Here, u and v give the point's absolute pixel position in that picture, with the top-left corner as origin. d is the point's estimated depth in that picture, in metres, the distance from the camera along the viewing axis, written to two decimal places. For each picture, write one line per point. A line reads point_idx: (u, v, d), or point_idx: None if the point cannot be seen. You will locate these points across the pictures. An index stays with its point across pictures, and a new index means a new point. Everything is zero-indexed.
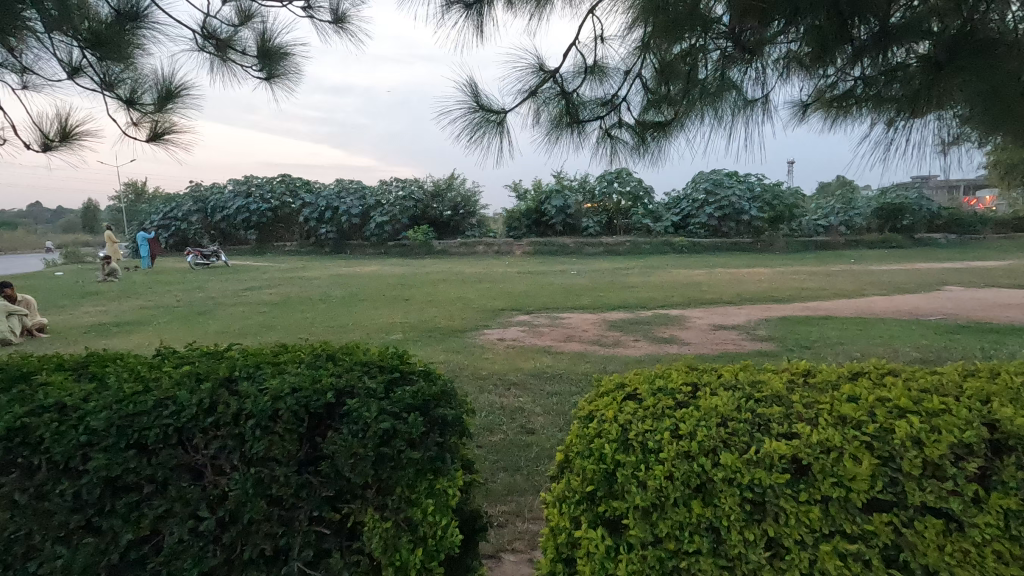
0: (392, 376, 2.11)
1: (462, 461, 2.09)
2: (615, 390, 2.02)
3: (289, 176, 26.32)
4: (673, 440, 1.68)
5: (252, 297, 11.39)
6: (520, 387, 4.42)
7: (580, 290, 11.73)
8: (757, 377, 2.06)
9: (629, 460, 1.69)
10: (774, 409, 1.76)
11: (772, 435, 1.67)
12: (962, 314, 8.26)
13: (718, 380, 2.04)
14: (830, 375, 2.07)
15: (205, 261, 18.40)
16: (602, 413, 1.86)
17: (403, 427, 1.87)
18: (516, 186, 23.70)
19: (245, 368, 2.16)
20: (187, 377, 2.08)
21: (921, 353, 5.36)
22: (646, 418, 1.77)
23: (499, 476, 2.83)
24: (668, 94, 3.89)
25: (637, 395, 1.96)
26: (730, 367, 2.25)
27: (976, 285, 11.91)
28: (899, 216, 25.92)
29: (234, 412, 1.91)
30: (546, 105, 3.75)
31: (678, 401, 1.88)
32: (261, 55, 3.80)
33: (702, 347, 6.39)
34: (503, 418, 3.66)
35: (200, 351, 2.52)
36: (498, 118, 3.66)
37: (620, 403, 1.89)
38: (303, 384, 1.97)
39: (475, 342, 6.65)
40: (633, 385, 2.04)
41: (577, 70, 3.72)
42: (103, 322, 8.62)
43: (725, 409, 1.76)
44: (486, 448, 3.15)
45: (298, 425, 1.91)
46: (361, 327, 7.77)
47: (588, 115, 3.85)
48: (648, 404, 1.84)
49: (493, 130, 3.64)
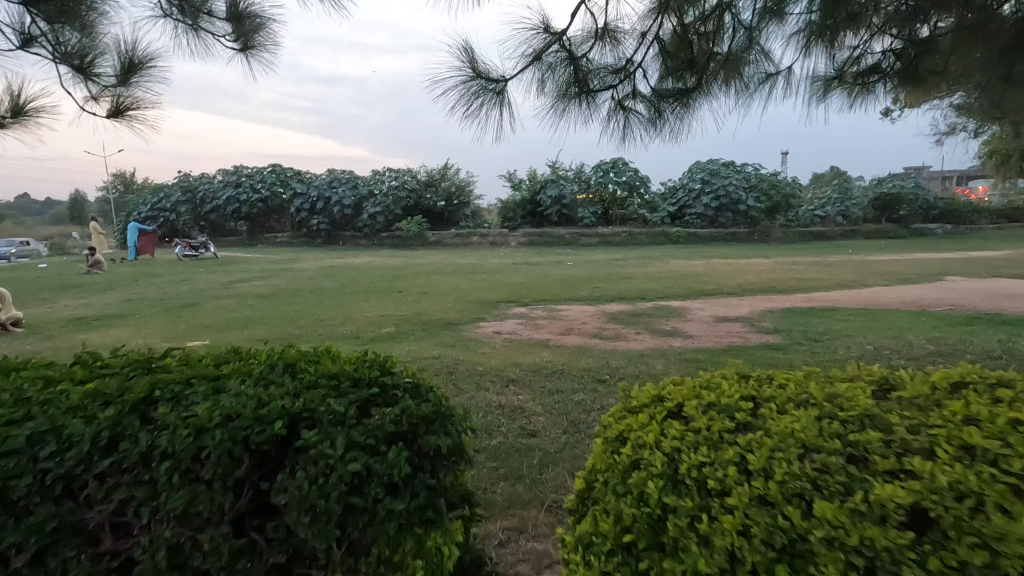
0: (371, 393, 1.82)
1: (461, 496, 1.87)
2: (658, 408, 1.81)
3: (279, 165, 25.84)
4: (740, 477, 1.41)
5: (241, 289, 11.07)
6: (520, 384, 4.16)
7: (578, 281, 11.47)
8: (833, 392, 1.77)
9: (684, 506, 1.42)
10: (870, 435, 1.46)
11: (875, 473, 1.34)
12: (969, 305, 8.06)
13: (785, 395, 1.78)
14: (925, 391, 1.77)
15: (194, 252, 18.00)
16: (640, 440, 1.66)
17: (378, 468, 1.59)
18: (511, 175, 23.37)
19: (170, 385, 1.87)
20: (90, 400, 1.78)
21: (937, 346, 5.13)
22: (700, 447, 1.54)
23: (499, 487, 2.57)
24: (690, 59, 3.69)
25: (684, 416, 1.75)
26: (789, 375, 2.02)
27: (978, 275, 11.73)
28: (895, 207, 25.76)
29: (143, 449, 1.64)
30: (552, 72, 3.57)
31: (738, 425, 1.62)
32: (233, 24, 3.54)
33: (707, 340, 6.14)
34: (501, 419, 3.40)
35: (127, 358, 2.24)
36: (497, 87, 3.37)
37: (664, 427, 1.67)
38: (241, 412, 1.67)
39: (470, 336, 6.38)
40: (677, 402, 1.82)
41: (588, 33, 3.63)
42: (83, 315, 8.28)
43: (808, 436, 1.47)
44: (486, 454, 2.89)
45: (235, 466, 1.62)
46: (351, 320, 7.48)
47: (599, 84, 3.68)
48: (701, 429, 1.61)
49: (491, 100, 3.35)
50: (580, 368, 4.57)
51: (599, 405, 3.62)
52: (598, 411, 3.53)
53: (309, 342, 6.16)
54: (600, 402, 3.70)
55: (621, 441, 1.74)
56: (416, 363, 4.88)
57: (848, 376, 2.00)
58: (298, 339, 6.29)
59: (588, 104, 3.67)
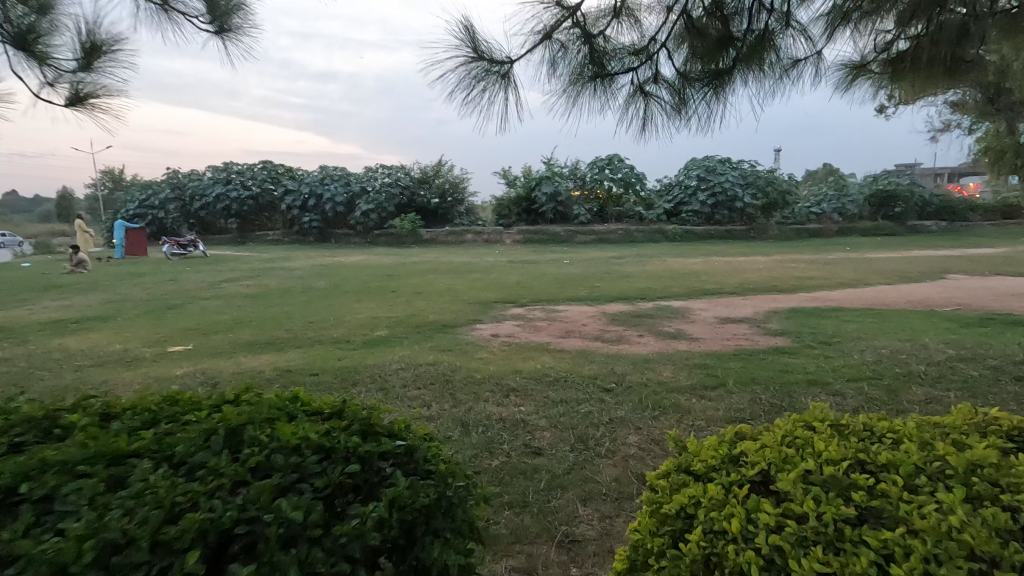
0: (346, 474, 1.53)
1: None
2: (744, 483, 1.55)
3: (270, 162, 25.41)
4: None
5: (230, 289, 10.75)
6: (521, 394, 3.90)
7: (576, 280, 11.22)
8: (964, 460, 1.53)
9: None
10: None
11: None
12: (977, 304, 7.87)
13: (907, 463, 1.53)
14: None
15: (182, 250, 17.62)
16: (722, 527, 1.41)
17: None
18: (506, 172, 23.07)
19: (53, 478, 1.44)
20: None
21: (957, 349, 4.89)
22: (819, 550, 1.27)
23: (503, 517, 2.32)
24: (713, 41, 3.55)
25: (779, 494, 1.48)
26: (888, 426, 1.80)
27: (980, 273, 11.57)
28: (891, 203, 25.65)
29: None
30: (564, 54, 3.43)
31: (857, 517, 1.36)
32: (206, 4, 3.33)
33: (713, 342, 5.89)
34: (503, 435, 3.14)
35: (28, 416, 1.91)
36: (502, 69, 3.12)
37: (761, 511, 1.39)
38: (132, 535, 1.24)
39: (466, 339, 6.11)
40: (768, 469, 1.57)
41: (605, 11, 3.51)
42: (63, 317, 7.96)
43: (973, 543, 1.22)
44: (487, 478, 2.65)
45: None
46: (342, 322, 7.19)
47: (617, 67, 3.55)
48: (812, 521, 1.34)
49: (496, 83, 3.10)
50: (584, 375, 4.31)
51: (607, 418, 3.37)
52: (606, 424, 3.27)
53: (298, 345, 5.88)
54: (607, 414, 3.44)
55: (694, 521, 1.49)
56: (411, 369, 4.60)
57: (958, 431, 1.77)
58: (286, 342, 6.01)
59: (606, 88, 3.52)
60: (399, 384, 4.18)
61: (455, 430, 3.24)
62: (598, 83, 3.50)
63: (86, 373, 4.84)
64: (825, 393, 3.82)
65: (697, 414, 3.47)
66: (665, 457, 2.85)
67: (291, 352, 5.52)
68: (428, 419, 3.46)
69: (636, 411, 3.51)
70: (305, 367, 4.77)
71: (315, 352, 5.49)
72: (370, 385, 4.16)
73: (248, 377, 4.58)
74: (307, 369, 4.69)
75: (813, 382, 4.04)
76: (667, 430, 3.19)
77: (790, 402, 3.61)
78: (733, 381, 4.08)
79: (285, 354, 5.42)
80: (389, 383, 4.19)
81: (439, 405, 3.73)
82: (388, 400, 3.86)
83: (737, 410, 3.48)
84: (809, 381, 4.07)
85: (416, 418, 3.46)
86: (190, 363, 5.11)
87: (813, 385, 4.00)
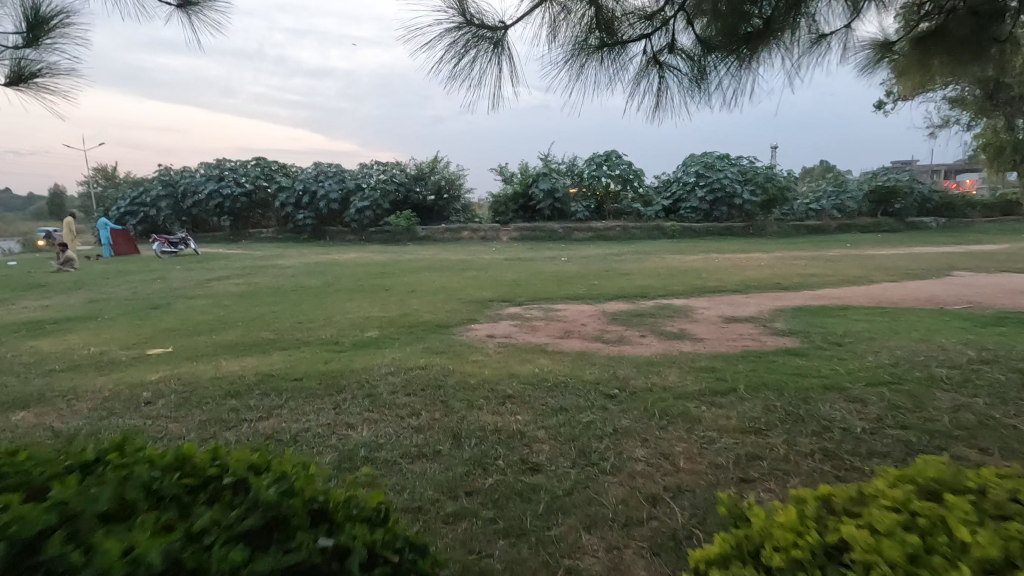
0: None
1: None
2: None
3: (263, 158, 25.03)
4: None
5: (219, 288, 10.46)
6: (517, 401, 3.62)
7: (574, 278, 10.95)
8: None
9: None
10: None
11: None
12: (988, 302, 7.64)
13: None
14: None
15: (173, 248, 17.29)
16: None
17: None
18: (503, 168, 22.79)
19: None
20: None
21: (976, 350, 4.65)
22: None
23: (497, 550, 2.06)
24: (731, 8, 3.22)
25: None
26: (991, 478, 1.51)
27: (986, 269, 11.36)
28: (891, 200, 25.47)
29: None
30: (569, 15, 3.25)
31: None
32: None
33: (719, 343, 5.62)
34: (498, 448, 2.87)
35: None
36: (493, 35, 2.86)
37: None
38: None
39: (461, 340, 5.85)
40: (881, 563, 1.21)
41: None
42: (42, 317, 7.66)
43: None
44: (479, 501, 2.38)
45: None
46: (332, 322, 6.92)
47: (629, 33, 3.40)
48: None
49: (486, 50, 2.85)
50: (584, 380, 4.04)
51: (611, 428, 3.11)
52: (610, 436, 3.01)
53: (284, 347, 5.59)
54: (611, 424, 3.19)
55: None
56: (401, 374, 4.32)
57: None
58: (272, 344, 5.72)
59: (616, 56, 3.40)
60: (387, 391, 3.89)
61: (446, 443, 2.96)
62: (606, 52, 3.36)
63: (55, 378, 4.53)
64: (842, 399, 3.53)
65: (707, 422, 3.21)
66: (676, 473, 2.59)
67: (276, 355, 5.23)
68: (415, 431, 3.17)
69: (642, 420, 3.25)
70: (289, 372, 4.47)
71: (301, 354, 5.20)
72: (358, 392, 3.87)
73: (225, 382, 4.30)
74: (291, 374, 4.39)
75: (829, 388, 3.76)
76: (677, 442, 2.93)
77: (807, 409, 3.32)
78: (744, 386, 3.81)
79: (270, 357, 5.13)
80: (377, 390, 3.91)
81: (429, 414, 3.45)
82: (375, 408, 3.57)
83: (751, 417, 3.22)
84: (825, 387, 3.79)
85: (403, 430, 3.18)
86: (167, 367, 4.81)
87: (829, 390, 3.72)
